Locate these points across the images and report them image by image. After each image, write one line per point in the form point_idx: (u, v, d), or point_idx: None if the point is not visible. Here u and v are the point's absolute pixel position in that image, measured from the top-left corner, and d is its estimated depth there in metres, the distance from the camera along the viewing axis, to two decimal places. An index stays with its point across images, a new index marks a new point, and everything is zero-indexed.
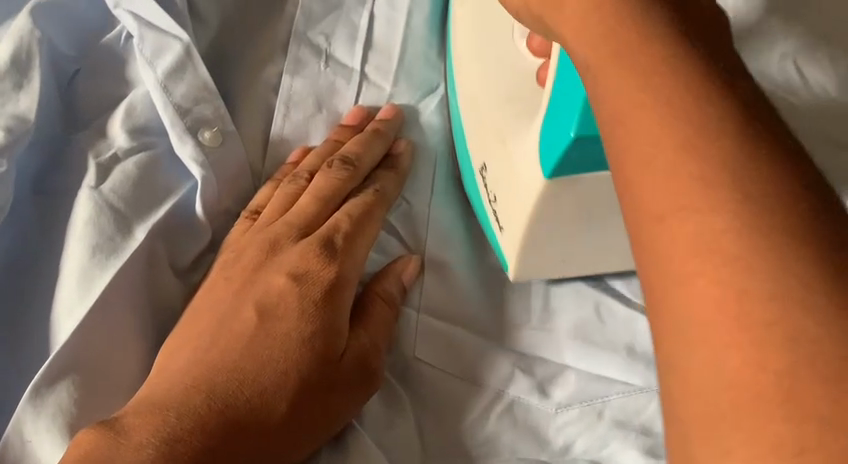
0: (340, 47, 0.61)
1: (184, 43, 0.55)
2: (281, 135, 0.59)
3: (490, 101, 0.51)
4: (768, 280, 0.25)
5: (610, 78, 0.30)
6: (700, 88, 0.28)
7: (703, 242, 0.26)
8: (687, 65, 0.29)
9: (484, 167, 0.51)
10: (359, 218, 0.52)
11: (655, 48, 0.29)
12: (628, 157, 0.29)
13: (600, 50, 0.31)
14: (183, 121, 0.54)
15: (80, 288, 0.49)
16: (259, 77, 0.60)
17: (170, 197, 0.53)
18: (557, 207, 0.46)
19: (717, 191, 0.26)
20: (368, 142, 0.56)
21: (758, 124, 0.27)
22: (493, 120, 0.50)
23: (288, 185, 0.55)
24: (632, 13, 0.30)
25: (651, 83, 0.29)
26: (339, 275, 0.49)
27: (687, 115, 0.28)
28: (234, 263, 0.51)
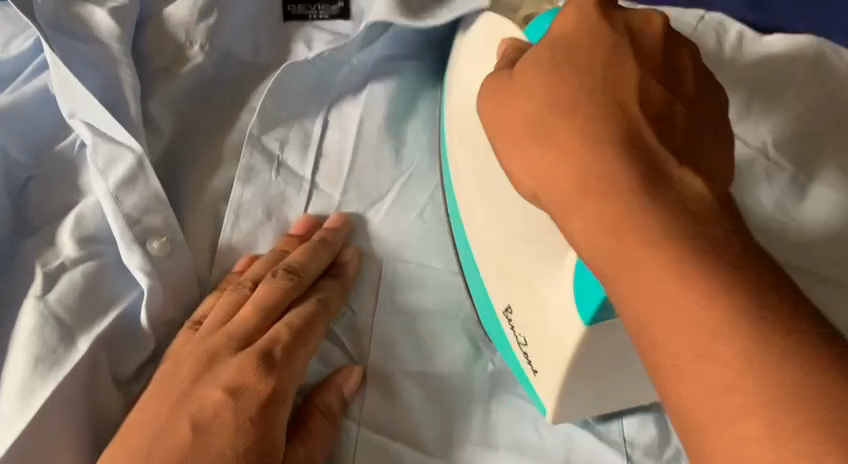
0: (292, 156, 0.63)
1: (136, 154, 0.56)
2: (230, 243, 0.60)
3: (505, 242, 0.50)
4: (691, 291, 0.34)
5: (598, 236, 0.37)
6: (674, 229, 0.36)
7: (690, 334, 0.33)
8: (658, 209, 0.36)
9: (510, 310, 0.51)
10: (299, 329, 0.53)
11: (637, 215, 0.37)
12: (638, 304, 0.35)
13: (588, 201, 0.38)
14: (133, 230, 0.55)
15: (20, 398, 0.50)
16: (209, 185, 0.61)
17: (115, 307, 0.54)
18: (598, 351, 0.46)
19: (706, 296, 0.33)
20: (313, 251, 0.57)
21: (693, 227, 0.36)
22: (511, 259, 0.50)
23: (232, 293, 0.56)
24: (604, 170, 0.38)
25: (631, 239, 0.36)
26: (278, 390, 0.51)
27: (674, 251, 0.35)
28: (173, 376, 0.52)
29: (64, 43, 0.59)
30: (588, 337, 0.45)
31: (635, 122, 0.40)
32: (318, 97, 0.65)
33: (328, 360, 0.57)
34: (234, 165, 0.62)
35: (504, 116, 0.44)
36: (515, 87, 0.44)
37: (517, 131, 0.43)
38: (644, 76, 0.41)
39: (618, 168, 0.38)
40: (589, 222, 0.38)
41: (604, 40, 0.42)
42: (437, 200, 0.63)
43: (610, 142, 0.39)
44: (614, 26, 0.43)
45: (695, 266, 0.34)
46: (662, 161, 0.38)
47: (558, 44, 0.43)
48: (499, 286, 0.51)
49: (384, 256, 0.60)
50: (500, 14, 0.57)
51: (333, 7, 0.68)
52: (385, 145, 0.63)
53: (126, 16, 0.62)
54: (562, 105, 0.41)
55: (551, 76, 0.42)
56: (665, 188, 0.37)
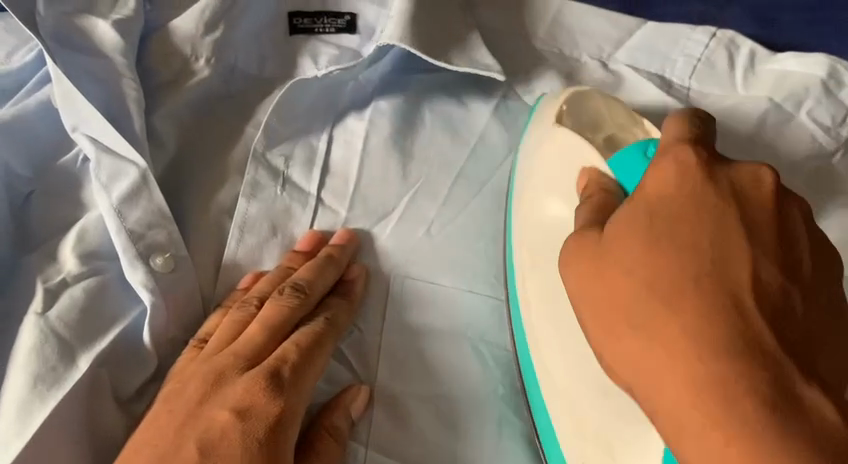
0: (297, 171, 0.62)
1: (141, 169, 0.55)
2: (235, 260, 0.58)
3: (588, 400, 0.47)
4: None
5: (694, 433, 0.37)
6: (760, 411, 0.36)
7: None
8: (758, 397, 0.36)
9: None
10: (307, 349, 0.52)
11: (734, 407, 0.36)
12: None
13: (691, 402, 0.37)
14: (136, 246, 0.54)
15: (19, 419, 0.48)
16: (213, 199, 0.60)
17: (117, 325, 0.53)
18: None
19: None
20: (320, 269, 0.56)
21: (780, 418, 0.35)
22: (592, 420, 0.47)
23: (238, 311, 0.55)
24: (715, 368, 0.37)
25: (724, 423, 0.36)
26: (286, 412, 0.49)
27: (751, 433, 0.35)
28: (178, 395, 0.51)
29: (67, 55, 0.58)
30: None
31: (749, 314, 0.38)
32: (325, 111, 0.64)
33: (334, 378, 0.56)
34: (239, 180, 0.61)
35: (596, 295, 0.42)
36: (604, 259, 0.42)
37: (611, 310, 0.41)
38: (756, 258, 0.40)
39: (721, 351, 0.37)
40: (699, 440, 0.36)
41: (711, 209, 0.41)
42: (445, 217, 0.61)
43: (716, 333, 0.38)
44: (722, 193, 0.41)
45: (764, 445, 0.35)
46: (781, 363, 0.37)
47: (662, 213, 0.42)
48: (572, 438, 0.48)
49: (391, 272, 0.59)
50: (583, 129, 0.57)
51: (339, 20, 0.67)
52: (391, 160, 0.62)
53: (131, 28, 0.61)
54: (666, 292, 0.39)
55: (648, 243, 0.41)
56: (786, 400, 0.36)
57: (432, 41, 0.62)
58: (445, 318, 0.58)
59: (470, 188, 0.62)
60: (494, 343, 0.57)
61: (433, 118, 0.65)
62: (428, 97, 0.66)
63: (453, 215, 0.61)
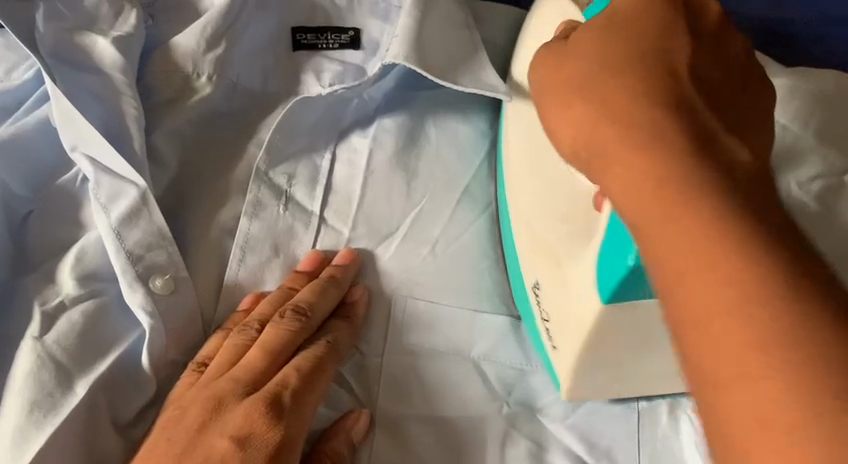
0: (300, 190, 0.61)
1: (140, 189, 0.54)
2: (236, 280, 0.58)
3: (553, 226, 0.50)
4: (708, 225, 0.32)
5: (629, 175, 0.35)
6: (697, 163, 0.34)
7: (708, 261, 0.31)
8: (701, 160, 0.34)
9: (538, 285, 0.52)
10: (308, 374, 0.51)
11: (669, 154, 0.35)
12: (658, 234, 0.33)
13: (624, 145, 0.36)
14: (135, 268, 0.53)
15: (15, 445, 0.47)
16: (214, 218, 0.59)
17: (115, 347, 0.52)
18: (620, 329, 0.46)
19: (730, 240, 0.31)
20: (322, 291, 0.55)
21: (723, 175, 0.34)
22: (551, 240, 0.50)
23: (238, 335, 0.53)
24: (655, 120, 0.36)
25: (656, 167, 0.34)
26: (286, 440, 0.49)
27: (688, 185, 0.33)
28: (178, 423, 0.50)
29: (67, 73, 0.58)
30: (605, 314, 0.45)
31: (689, 94, 0.37)
32: (328, 130, 0.64)
33: (335, 403, 0.55)
34: (241, 200, 0.60)
35: (550, 78, 0.42)
36: (566, 51, 0.42)
37: (558, 93, 0.40)
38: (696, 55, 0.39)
39: (658, 116, 0.36)
40: (628, 179, 0.35)
41: (661, 18, 0.40)
42: (451, 235, 0.60)
43: (652, 99, 0.37)
44: (675, 7, 0.41)
45: (714, 202, 0.32)
46: (716, 135, 0.36)
47: (620, 14, 0.41)
48: (534, 260, 0.52)
49: (393, 294, 0.58)
50: None
51: (343, 36, 0.66)
52: (395, 177, 0.61)
53: (132, 45, 0.60)
54: (614, 65, 0.39)
55: (604, 35, 0.40)
56: (715, 156, 0.35)
57: (436, 61, 0.62)
58: (449, 340, 0.57)
59: (473, 207, 0.61)
60: (497, 363, 0.57)
61: (438, 134, 0.64)
62: (433, 114, 0.65)
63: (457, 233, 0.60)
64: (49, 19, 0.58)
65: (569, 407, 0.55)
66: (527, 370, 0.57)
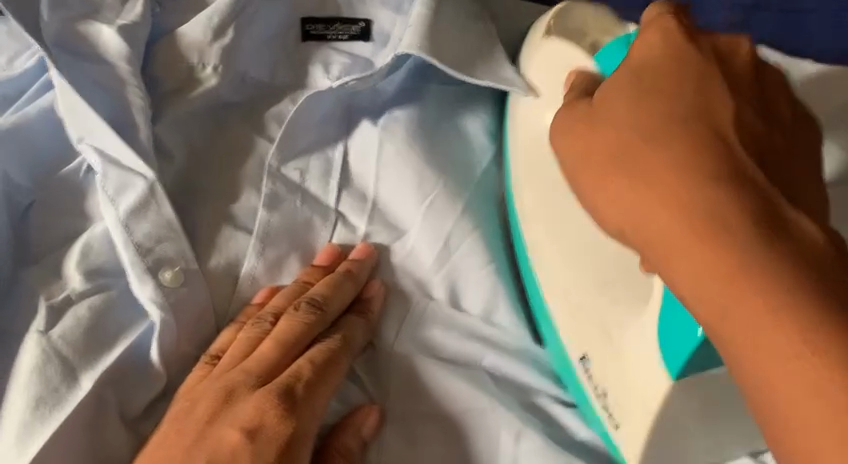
0: (314, 182, 0.59)
1: (148, 181, 0.53)
2: (254, 275, 0.56)
3: (592, 297, 0.49)
4: (776, 311, 0.31)
5: (688, 259, 0.34)
6: (758, 239, 0.33)
7: (786, 353, 0.30)
8: (760, 234, 0.33)
9: (585, 359, 0.49)
10: (322, 366, 0.50)
11: (725, 233, 0.33)
12: (734, 328, 0.32)
13: (673, 224, 0.34)
14: (144, 260, 0.51)
15: (19, 441, 0.46)
16: (226, 213, 0.58)
17: (124, 340, 0.50)
18: (686, 404, 0.42)
19: (810, 331, 0.30)
20: (338, 285, 0.54)
21: (783, 249, 0.32)
22: (595, 314, 0.48)
23: (251, 328, 0.52)
24: (702, 187, 0.34)
25: (718, 253, 0.33)
26: (298, 434, 0.47)
27: (756, 271, 0.32)
28: (188, 415, 0.48)
29: (70, 63, 0.56)
30: (675, 392, 0.42)
31: (734, 148, 0.36)
32: (337, 126, 0.62)
33: (347, 398, 0.53)
34: (254, 193, 0.59)
35: (578, 153, 0.40)
36: (594, 116, 0.40)
37: (590, 168, 0.39)
38: (738, 105, 0.38)
39: (709, 184, 0.34)
40: (693, 268, 0.33)
41: (692, 71, 0.39)
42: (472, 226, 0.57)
43: (700, 167, 0.35)
44: (702, 53, 0.39)
45: (784, 283, 0.31)
46: (765, 192, 0.34)
47: (647, 72, 0.39)
48: (575, 331, 0.50)
49: (409, 290, 0.56)
50: (570, 35, 0.56)
51: (353, 27, 0.65)
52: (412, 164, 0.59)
53: (138, 34, 0.59)
54: (650, 133, 0.37)
55: (634, 97, 0.39)
56: (775, 222, 0.33)
57: (455, 57, 0.60)
58: (459, 342, 0.55)
59: (486, 204, 0.60)
60: (504, 371, 0.55)
61: (451, 130, 0.62)
62: (448, 109, 0.63)
63: (471, 228, 0.57)
64: (53, 8, 0.57)
65: (580, 422, 0.53)
66: (538, 389, 0.55)
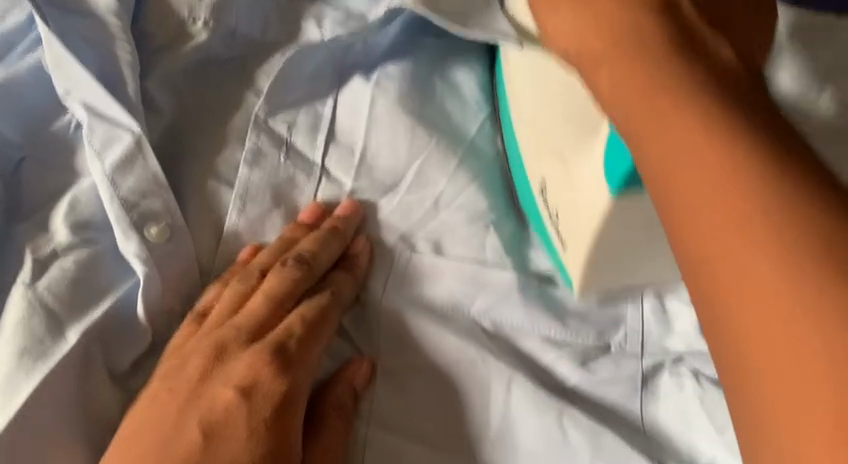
0: (301, 137, 0.59)
1: (134, 135, 0.53)
2: (236, 230, 0.56)
3: (555, 123, 0.49)
4: (712, 152, 0.32)
5: (617, 74, 0.36)
6: (695, 76, 0.34)
7: (712, 176, 0.32)
8: (700, 75, 0.34)
9: (544, 186, 0.51)
10: (312, 322, 0.51)
11: (668, 68, 0.35)
12: (654, 146, 0.34)
13: (617, 46, 0.36)
14: (129, 216, 0.52)
15: (4, 391, 0.47)
16: (213, 168, 0.58)
17: (111, 294, 0.50)
18: (622, 230, 0.45)
19: (748, 169, 0.31)
20: (325, 241, 0.54)
21: (720, 88, 0.34)
22: (553, 137, 0.49)
23: (239, 283, 0.53)
24: (641, 18, 0.36)
25: (649, 86, 0.35)
26: (292, 392, 0.48)
27: (691, 102, 0.33)
28: (178, 373, 0.49)
29: (59, 17, 0.56)
30: (612, 210, 0.44)
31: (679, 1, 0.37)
32: (329, 79, 0.62)
33: (336, 353, 0.54)
34: (240, 147, 0.58)
35: None
36: None
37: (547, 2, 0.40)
38: None
39: (641, 24, 0.36)
40: (625, 93, 0.36)
41: None
42: (458, 185, 0.57)
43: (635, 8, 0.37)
44: None
45: (727, 125, 0.32)
46: (701, 35, 0.36)
47: None
48: (540, 163, 0.50)
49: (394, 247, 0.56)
50: None
51: None
52: (399, 122, 0.58)
53: None
54: None
55: None
56: (705, 61, 0.35)
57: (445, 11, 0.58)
58: (454, 291, 0.54)
59: (478, 161, 0.59)
60: (498, 319, 0.53)
61: (444, 86, 0.61)
62: (442, 63, 0.62)
63: (468, 180, 0.57)
64: None
65: (573, 366, 0.51)
66: (530, 331, 0.53)
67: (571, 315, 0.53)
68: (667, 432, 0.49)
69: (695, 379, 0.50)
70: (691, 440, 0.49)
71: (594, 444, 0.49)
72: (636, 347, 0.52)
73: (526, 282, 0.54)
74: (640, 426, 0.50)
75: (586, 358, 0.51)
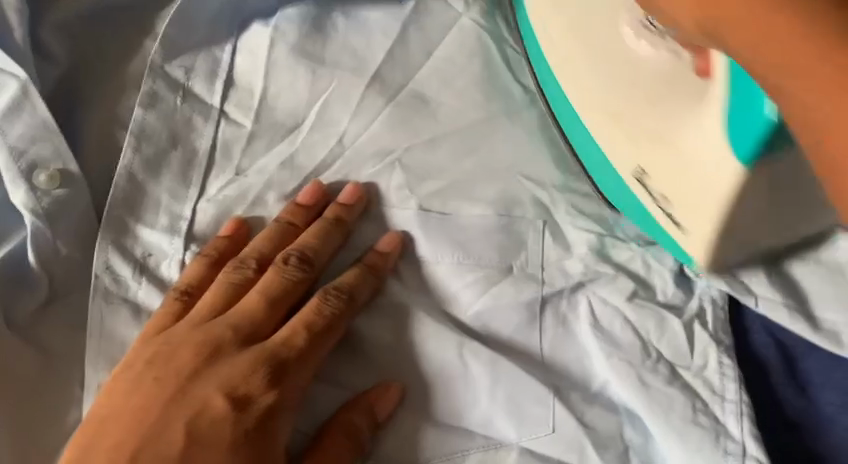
0: (199, 82, 0.59)
1: (20, 81, 0.52)
2: (130, 170, 0.55)
3: (587, 64, 0.52)
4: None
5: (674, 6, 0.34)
6: None
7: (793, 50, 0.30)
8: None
9: (641, 172, 0.49)
10: (319, 334, 0.49)
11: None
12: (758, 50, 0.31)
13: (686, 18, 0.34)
14: (18, 164, 0.52)
15: None
16: (110, 120, 0.57)
17: (2, 244, 0.52)
18: (756, 187, 0.43)
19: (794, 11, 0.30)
20: (325, 236, 0.53)
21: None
22: (602, 97, 0.51)
23: (235, 273, 0.52)
24: None
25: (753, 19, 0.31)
26: (280, 407, 0.47)
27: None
28: (167, 362, 0.48)
29: None
30: (744, 179, 0.42)
31: None
32: (227, 25, 0.60)
33: None
34: (136, 94, 0.58)
35: None
36: None
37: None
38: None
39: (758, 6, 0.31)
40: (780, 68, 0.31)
41: None
42: (359, 125, 0.57)
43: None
44: None
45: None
46: None
47: None
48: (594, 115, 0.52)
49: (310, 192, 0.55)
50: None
51: None
52: (299, 65, 0.59)
53: None
54: None
55: None
56: None
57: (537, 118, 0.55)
58: (365, 236, 0.55)
59: (381, 97, 0.58)
60: (410, 259, 0.53)
61: (346, 25, 0.60)
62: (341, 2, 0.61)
63: (384, 101, 0.57)
64: None
65: (476, 294, 0.51)
66: (435, 259, 0.53)
67: (473, 240, 0.53)
68: (564, 358, 0.51)
69: (592, 314, 0.51)
70: (589, 366, 0.50)
71: (493, 375, 0.49)
72: (537, 267, 0.52)
73: (428, 214, 0.54)
74: (537, 353, 0.51)
75: (489, 283, 0.52)
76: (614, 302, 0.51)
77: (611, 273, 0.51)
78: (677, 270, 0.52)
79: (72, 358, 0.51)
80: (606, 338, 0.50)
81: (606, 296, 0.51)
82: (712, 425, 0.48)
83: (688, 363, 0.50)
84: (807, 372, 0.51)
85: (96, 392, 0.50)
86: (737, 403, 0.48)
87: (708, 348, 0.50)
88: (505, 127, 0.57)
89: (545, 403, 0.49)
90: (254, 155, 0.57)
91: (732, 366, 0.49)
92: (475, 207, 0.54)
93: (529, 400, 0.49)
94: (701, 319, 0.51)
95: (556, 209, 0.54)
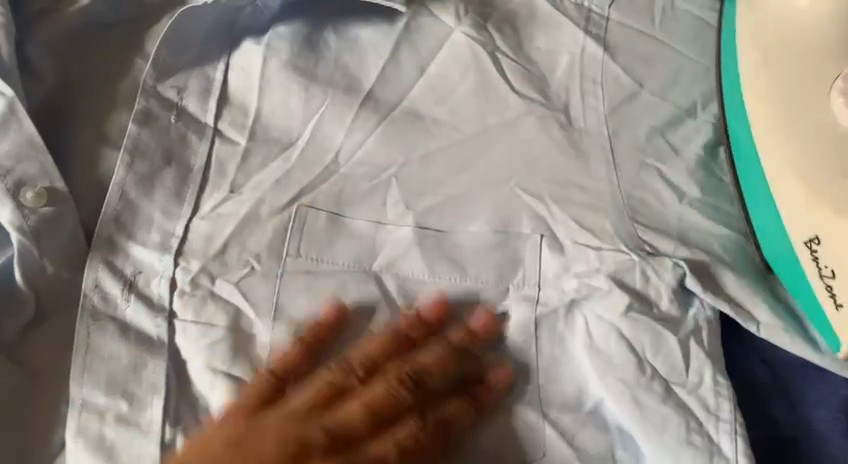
0: (193, 101, 0.58)
1: (7, 98, 0.52)
2: (122, 188, 0.55)
3: (813, 116, 0.46)
4: None
5: None
6: None
7: None
8: None
9: (815, 238, 0.46)
10: (409, 455, 0.47)
11: None
12: None
13: None
14: (4, 182, 0.51)
15: None
16: (98, 137, 0.57)
17: None
18: None
19: None
20: (445, 364, 0.49)
21: None
22: (794, 150, 0.47)
23: (332, 374, 0.49)
24: None
25: None
26: None
27: None
28: (253, 449, 0.46)
29: None
30: None
31: None
32: (219, 45, 0.60)
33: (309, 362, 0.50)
34: (128, 112, 0.57)
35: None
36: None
37: None
38: None
39: None
40: None
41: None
42: (352, 142, 0.56)
43: None
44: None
45: None
46: None
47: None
48: (772, 155, 0.48)
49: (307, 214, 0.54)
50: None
51: None
52: (292, 84, 0.58)
53: None
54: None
55: None
56: None
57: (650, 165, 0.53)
58: (351, 255, 0.52)
59: (375, 116, 0.57)
60: (400, 277, 0.52)
61: (339, 43, 0.60)
62: (335, 22, 0.60)
63: (376, 121, 0.57)
64: None
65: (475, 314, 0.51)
66: (430, 279, 0.52)
67: (469, 260, 0.52)
68: (559, 379, 0.49)
69: (588, 332, 0.49)
70: (584, 386, 0.49)
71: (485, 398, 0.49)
72: (534, 287, 0.51)
73: (424, 234, 0.53)
74: (532, 371, 0.49)
75: (485, 304, 0.51)
76: (613, 319, 0.49)
77: (605, 288, 0.49)
78: (679, 284, 0.50)
79: (58, 377, 0.50)
80: (601, 357, 0.48)
81: (601, 314, 0.49)
82: (706, 445, 0.46)
83: (683, 380, 0.48)
84: (802, 392, 0.49)
85: (79, 408, 0.49)
86: (731, 423, 0.47)
87: (704, 365, 0.48)
88: (503, 138, 0.56)
89: (535, 428, 0.48)
90: (249, 170, 0.56)
91: (727, 386, 0.48)
92: (470, 225, 0.53)
93: (521, 426, 0.48)
94: (696, 337, 0.49)
95: (555, 224, 0.53)
